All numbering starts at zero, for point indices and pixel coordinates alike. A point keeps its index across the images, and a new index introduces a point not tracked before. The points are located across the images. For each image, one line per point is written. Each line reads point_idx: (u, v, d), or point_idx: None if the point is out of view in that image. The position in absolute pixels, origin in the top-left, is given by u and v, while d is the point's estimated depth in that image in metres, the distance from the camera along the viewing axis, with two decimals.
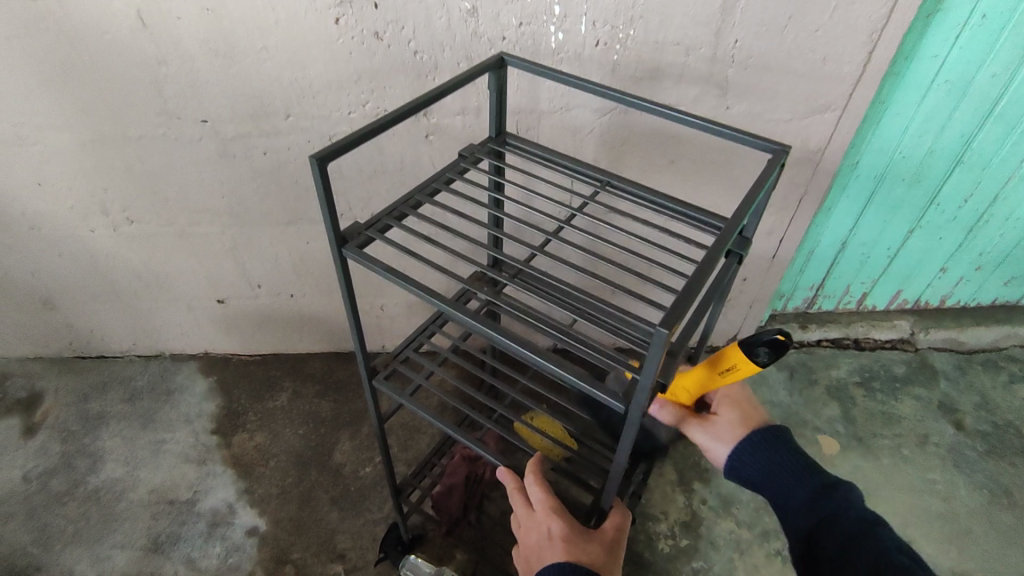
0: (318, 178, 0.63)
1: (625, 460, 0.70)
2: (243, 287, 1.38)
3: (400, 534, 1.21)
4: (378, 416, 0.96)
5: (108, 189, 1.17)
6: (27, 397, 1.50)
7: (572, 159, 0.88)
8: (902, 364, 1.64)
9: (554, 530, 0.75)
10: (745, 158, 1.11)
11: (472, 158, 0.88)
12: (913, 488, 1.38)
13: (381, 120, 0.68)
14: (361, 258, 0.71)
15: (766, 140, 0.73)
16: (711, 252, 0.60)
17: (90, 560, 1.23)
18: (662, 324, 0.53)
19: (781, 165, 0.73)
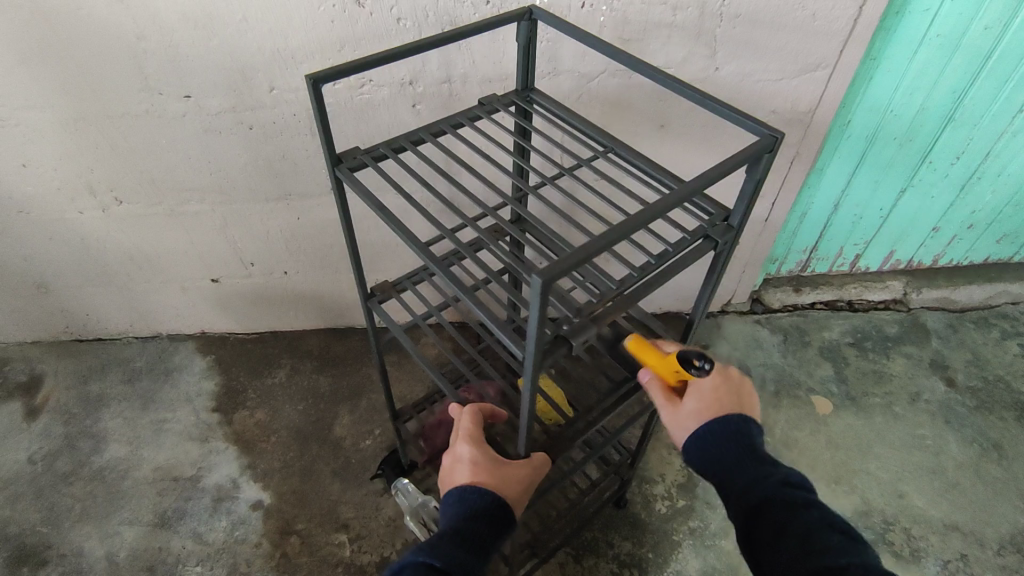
0: (313, 98, 0.68)
1: (529, 411, 0.71)
2: (236, 265, 1.38)
3: (399, 458, 1.31)
4: (378, 339, 1.01)
5: (94, 169, 1.16)
6: (27, 381, 1.50)
7: (579, 121, 0.85)
8: (894, 324, 1.66)
9: (466, 453, 0.79)
10: (731, 134, 1.14)
11: (490, 107, 0.88)
12: (905, 445, 1.41)
13: (382, 56, 0.71)
14: (347, 177, 0.75)
15: (758, 123, 0.67)
16: (638, 217, 0.58)
17: (99, 537, 1.26)
18: (539, 272, 0.52)
19: (767, 153, 0.67)
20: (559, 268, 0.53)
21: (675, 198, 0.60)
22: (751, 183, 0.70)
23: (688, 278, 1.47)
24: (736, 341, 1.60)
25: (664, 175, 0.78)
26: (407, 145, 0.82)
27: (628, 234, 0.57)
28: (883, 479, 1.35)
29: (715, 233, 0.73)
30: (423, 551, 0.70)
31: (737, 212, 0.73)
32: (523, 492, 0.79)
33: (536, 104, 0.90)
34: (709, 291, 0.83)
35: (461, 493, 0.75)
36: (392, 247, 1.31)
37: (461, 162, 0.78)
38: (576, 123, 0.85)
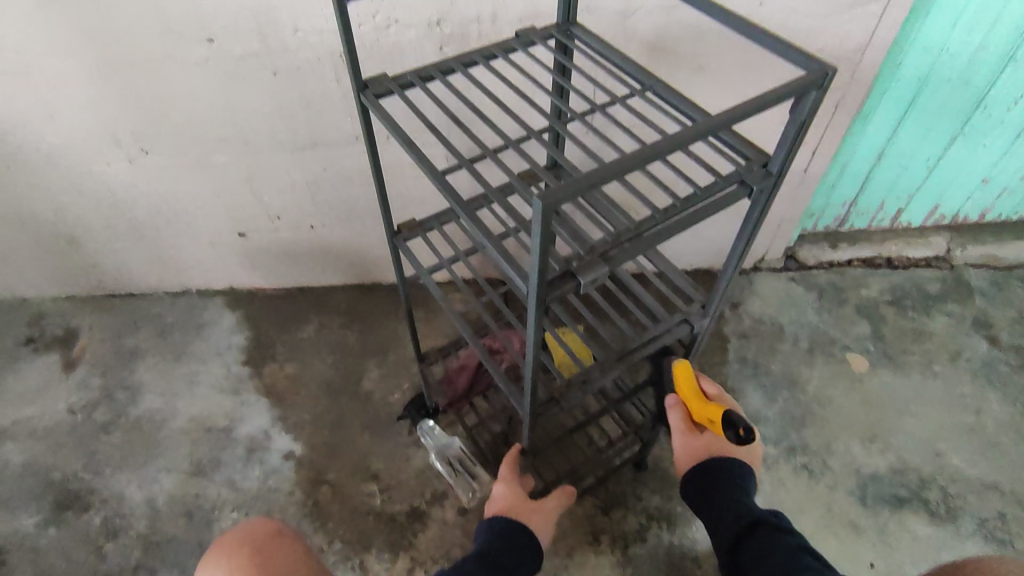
0: (339, 14, 0.68)
1: (534, 352, 0.70)
2: (263, 218, 1.38)
3: (424, 400, 1.31)
4: (405, 280, 1.00)
5: (120, 119, 1.15)
6: (64, 334, 1.54)
7: (621, 61, 0.80)
8: (935, 281, 1.60)
9: (500, 492, 0.96)
10: (772, 73, 1.08)
11: (527, 40, 0.84)
12: (944, 403, 1.37)
13: None
14: (373, 102, 0.74)
15: (808, 56, 0.60)
16: (652, 148, 0.54)
17: (138, 483, 1.29)
18: (539, 195, 0.50)
19: (815, 90, 0.60)
20: (560, 192, 0.50)
21: (698, 130, 0.55)
22: (794, 125, 0.62)
23: (721, 233, 1.42)
24: (769, 299, 1.56)
25: (705, 117, 0.71)
26: (438, 75, 0.79)
27: (640, 165, 0.54)
28: (920, 438, 1.32)
29: (752, 180, 0.66)
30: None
31: (776, 156, 0.65)
32: (544, 530, 0.94)
33: (579, 37, 0.85)
34: (746, 243, 0.76)
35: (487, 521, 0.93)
36: (418, 199, 1.29)
37: (492, 96, 0.75)
38: (617, 62, 0.80)
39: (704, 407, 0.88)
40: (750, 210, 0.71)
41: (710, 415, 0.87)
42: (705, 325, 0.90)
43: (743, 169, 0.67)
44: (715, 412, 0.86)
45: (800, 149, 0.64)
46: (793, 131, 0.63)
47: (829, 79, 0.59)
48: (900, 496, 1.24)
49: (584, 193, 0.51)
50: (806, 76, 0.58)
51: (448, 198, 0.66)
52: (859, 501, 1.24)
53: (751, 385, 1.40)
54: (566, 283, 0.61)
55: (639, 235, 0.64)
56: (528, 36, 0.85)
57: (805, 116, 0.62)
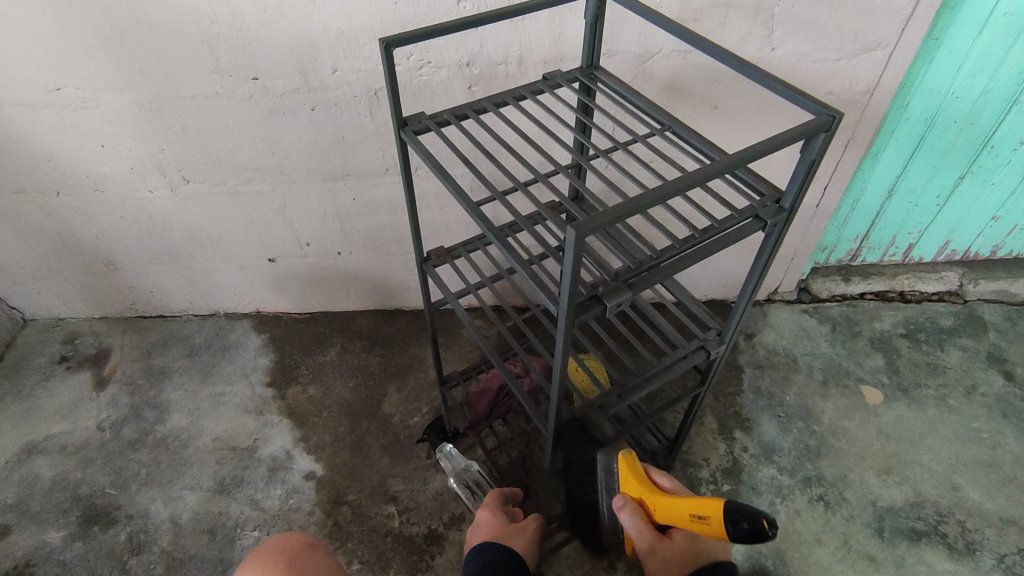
0: (385, 59, 0.74)
1: (560, 372, 0.73)
2: (292, 245, 1.44)
3: (444, 424, 1.34)
4: (431, 304, 1.04)
5: (165, 150, 1.22)
6: (95, 353, 1.59)
7: (642, 102, 0.85)
8: (949, 316, 1.61)
9: (480, 518, 1.02)
10: (782, 115, 1.13)
11: (554, 82, 0.90)
12: (960, 437, 1.37)
13: (452, 24, 0.77)
14: (411, 138, 0.80)
15: (816, 101, 0.64)
16: (674, 183, 0.58)
17: (163, 500, 1.32)
18: (573, 225, 0.54)
19: (824, 132, 0.64)
20: (593, 222, 0.54)
21: (717, 167, 0.60)
22: (806, 163, 0.67)
23: (735, 265, 1.46)
24: (782, 330, 1.58)
25: (721, 154, 0.76)
26: (471, 114, 0.85)
27: (664, 199, 0.58)
28: (937, 471, 1.32)
29: (766, 214, 0.70)
30: None
31: (789, 193, 0.69)
32: (524, 549, 0.96)
33: (602, 79, 0.91)
34: (760, 274, 0.80)
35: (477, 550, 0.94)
36: (443, 228, 1.35)
37: (521, 133, 0.80)
38: (638, 102, 0.85)
39: (682, 501, 0.81)
40: (764, 242, 0.75)
41: (695, 510, 0.79)
42: (720, 352, 0.93)
43: (758, 204, 0.71)
44: (709, 507, 0.76)
45: (810, 187, 0.69)
46: (804, 169, 0.67)
47: (837, 122, 0.63)
48: (917, 530, 1.24)
49: (614, 223, 0.55)
50: (816, 119, 0.63)
51: (483, 227, 0.70)
52: (876, 533, 1.23)
53: (766, 415, 1.42)
54: (593, 306, 0.65)
55: (659, 264, 0.68)
56: (553, 78, 0.91)
57: (815, 155, 0.66)
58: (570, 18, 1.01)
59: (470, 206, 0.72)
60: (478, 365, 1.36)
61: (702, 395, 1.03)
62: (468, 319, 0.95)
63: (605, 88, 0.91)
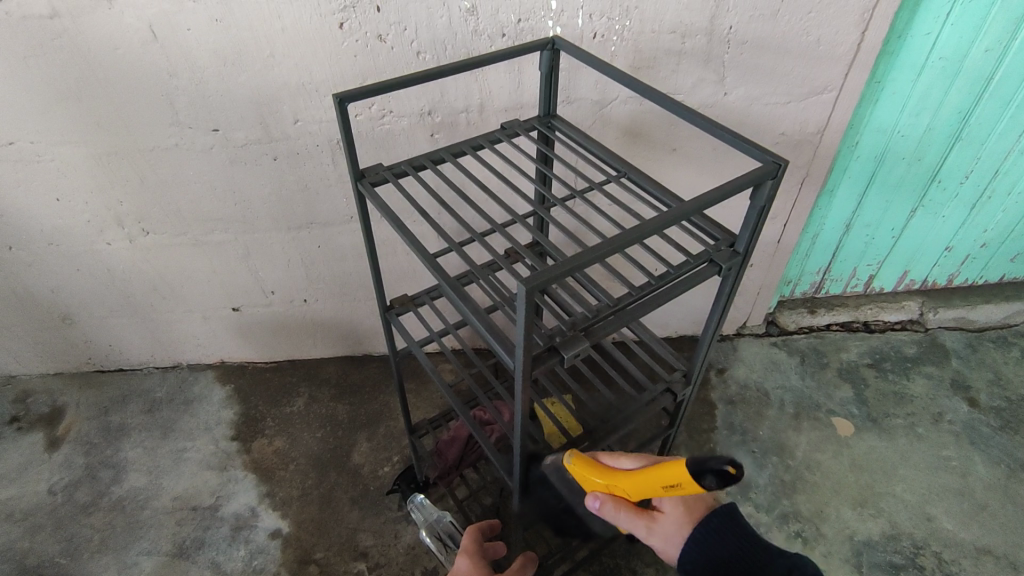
0: (339, 114, 0.75)
1: (522, 423, 0.72)
2: (257, 294, 1.41)
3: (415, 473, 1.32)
4: (396, 352, 1.02)
5: (123, 202, 1.20)
6: (49, 412, 1.52)
7: (597, 151, 0.86)
8: (912, 345, 1.65)
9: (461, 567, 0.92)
10: (738, 157, 1.16)
11: (510, 131, 0.91)
12: (931, 466, 1.38)
13: (406, 78, 0.78)
14: (369, 190, 0.80)
15: (762, 150, 0.66)
16: (627, 234, 0.59)
17: (118, 567, 1.25)
18: (523, 280, 0.54)
19: (771, 180, 0.65)
20: (543, 276, 0.54)
21: (669, 217, 0.60)
22: (756, 209, 0.68)
23: (701, 300, 1.48)
24: (753, 364, 1.60)
25: (676, 201, 0.77)
26: (429, 164, 0.85)
27: (616, 250, 0.58)
28: (910, 502, 1.32)
29: (721, 258, 0.71)
30: None
31: (741, 237, 0.71)
32: None
33: (560, 128, 0.92)
34: (720, 315, 0.81)
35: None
36: (409, 274, 1.34)
37: (479, 183, 0.81)
38: (593, 151, 0.87)
39: (649, 476, 0.66)
40: (721, 285, 0.76)
41: (662, 481, 0.65)
42: (686, 394, 0.93)
43: (712, 248, 0.72)
44: (674, 472, 0.63)
45: (762, 232, 0.70)
46: (755, 214, 0.68)
47: (782, 170, 0.65)
48: (895, 563, 1.23)
49: (567, 275, 0.55)
50: (762, 167, 0.65)
51: (439, 278, 0.70)
52: (855, 568, 1.22)
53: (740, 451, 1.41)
54: (551, 357, 0.65)
55: (618, 311, 0.68)
56: (511, 127, 0.93)
57: (764, 201, 0.67)
58: (528, 68, 1.03)
59: (427, 258, 0.71)
60: (447, 412, 1.33)
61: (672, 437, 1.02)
62: (432, 367, 0.93)
63: (562, 138, 0.93)
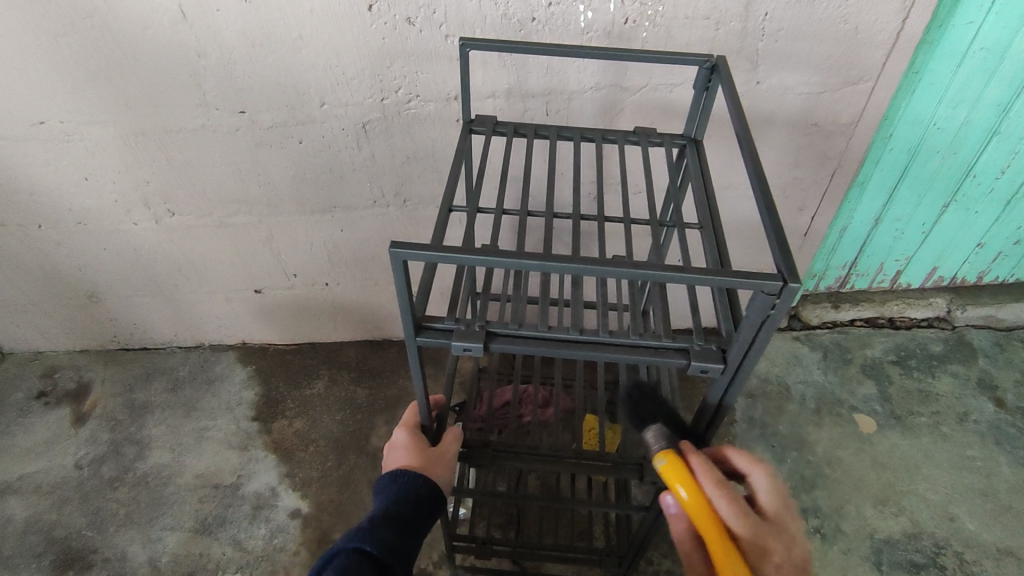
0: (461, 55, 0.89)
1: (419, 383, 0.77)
2: (279, 276, 1.42)
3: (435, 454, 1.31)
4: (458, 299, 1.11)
5: (149, 181, 1.20)
6: (75, 388, 1.55)
7: (704, 184, 0.83)
8: (937, 343, 1.62)
9: (399, 439, 0.83)
10: None
11: (648, 137, 0.93)
12: (954, 465, 1.36)
13: (528, 45, 0.88)
14: (468, 132, 0.92)
15: (786, 262, 0.57)
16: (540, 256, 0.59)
17: (142, 541, 1.28)
18: (392, 241, 0.58)
19: (774, 296, 0.57)
20: (408, 247, 0.58)
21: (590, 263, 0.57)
22: (753, 322, 0.61)
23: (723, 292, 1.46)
24: (774, 358, 1.58)
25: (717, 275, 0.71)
26: (533, 135, 0.93)
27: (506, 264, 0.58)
28: (933, 501, 1.31)
29: (697, 351, 0.66)
30: (355, 536, 0.72)
31: (734, 348, 0.64)
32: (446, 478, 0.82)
33: (688, 155, 0.92)
34: (709, 414, 0.74)
35: (396, 476, 0.78)
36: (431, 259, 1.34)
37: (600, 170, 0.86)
38: (699, 182, 0.84)
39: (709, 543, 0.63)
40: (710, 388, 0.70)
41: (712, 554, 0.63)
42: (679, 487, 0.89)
43: (698, 341, 0.67)
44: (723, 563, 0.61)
45: (761, 349, 0.63)
46: (754, 324, 0.61)
47: (793, 292, 0.56)
48: (916, 562, 1.23)
49: (439, 259, 0.58)
50: (767, 274, 0.57)
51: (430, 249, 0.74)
52: (875, 566, 1.22)
53: (759, 445, 1.40)
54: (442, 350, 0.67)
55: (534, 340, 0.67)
56: (643, 142, 0.92)
57: (775, 314, 0.59)
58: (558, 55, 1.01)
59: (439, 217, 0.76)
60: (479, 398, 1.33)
61: (650, 522, 0.96)
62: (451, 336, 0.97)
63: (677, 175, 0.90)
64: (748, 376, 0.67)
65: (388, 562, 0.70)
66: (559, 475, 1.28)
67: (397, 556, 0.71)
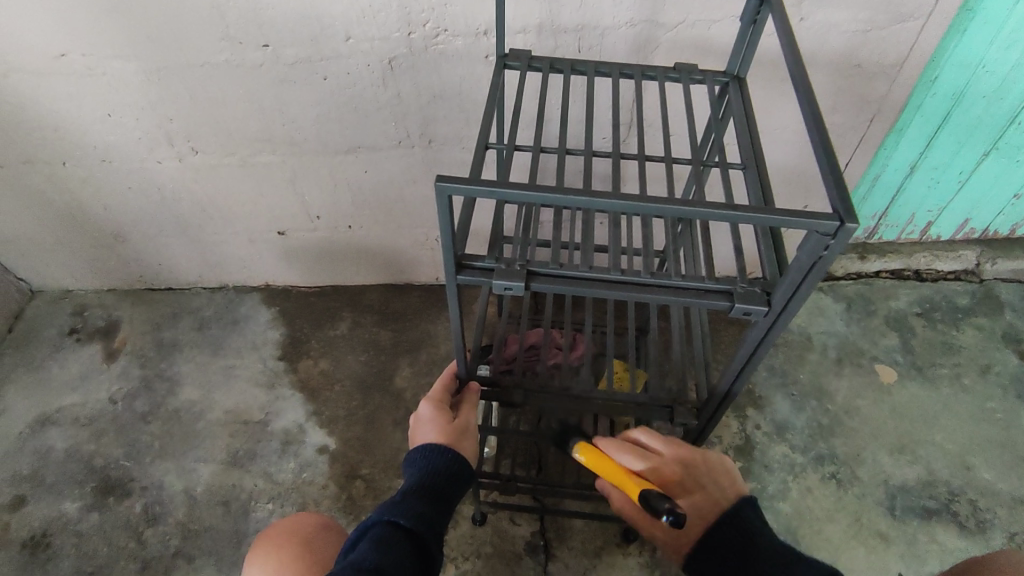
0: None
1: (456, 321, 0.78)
2: (303, 217, 1.41)
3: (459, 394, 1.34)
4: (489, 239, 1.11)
5: (172, 119, 1.19)
6: (105, 326, 1.58)
7: (749, 123, 0.80)
8: (964, 295, 1.59)
9: (424, 413, 0.86)
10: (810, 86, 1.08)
11: (688, 74, 0.89)
12: (973, 416, 1.37)
13: None
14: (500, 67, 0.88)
15: (843, 202, 0.56)
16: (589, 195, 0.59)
17: (177, 472, 1.33)
18: (437, 174, 0.57)
19: (829, 235, 0.56)
20: (454, 180, 0.57)
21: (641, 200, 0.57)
22: (804, 266, 0.60)
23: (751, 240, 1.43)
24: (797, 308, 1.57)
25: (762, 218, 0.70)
26: (569, 70, 0.90)
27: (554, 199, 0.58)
28: (949, 450, 1.32)
29: (741, 294, 0.65)
30: (386, 510, 0.73)
31: (781, 293, 0.64)
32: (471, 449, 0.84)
33: (730, 94, 0.88)
34: (745, 360, 0.74)
35: (424, 450, 0.81)
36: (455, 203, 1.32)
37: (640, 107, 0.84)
38: (741, 124, 0.81)
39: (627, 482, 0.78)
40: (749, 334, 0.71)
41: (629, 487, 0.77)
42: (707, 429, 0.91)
43: (742, 285, 0.66)
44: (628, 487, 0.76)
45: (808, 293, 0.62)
46: (805, 266, 0.60)
47: (850, 232, 0.56)
48: (929, 508, 1.25)
49: (486, 195, 0.58)
50: (824, 214, 0.56)
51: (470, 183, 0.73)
52: (888, 511, 1.25)
53: (778, 392, 1.41)
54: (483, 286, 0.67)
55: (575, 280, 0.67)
56: (683, 80, 0.89)
57: (828, 256, 0.59)
58: None
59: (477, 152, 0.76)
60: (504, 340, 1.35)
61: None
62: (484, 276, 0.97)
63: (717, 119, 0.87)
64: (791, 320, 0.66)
65: (419, 532, 0.72)
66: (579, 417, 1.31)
67: (428, 525, 0.73)
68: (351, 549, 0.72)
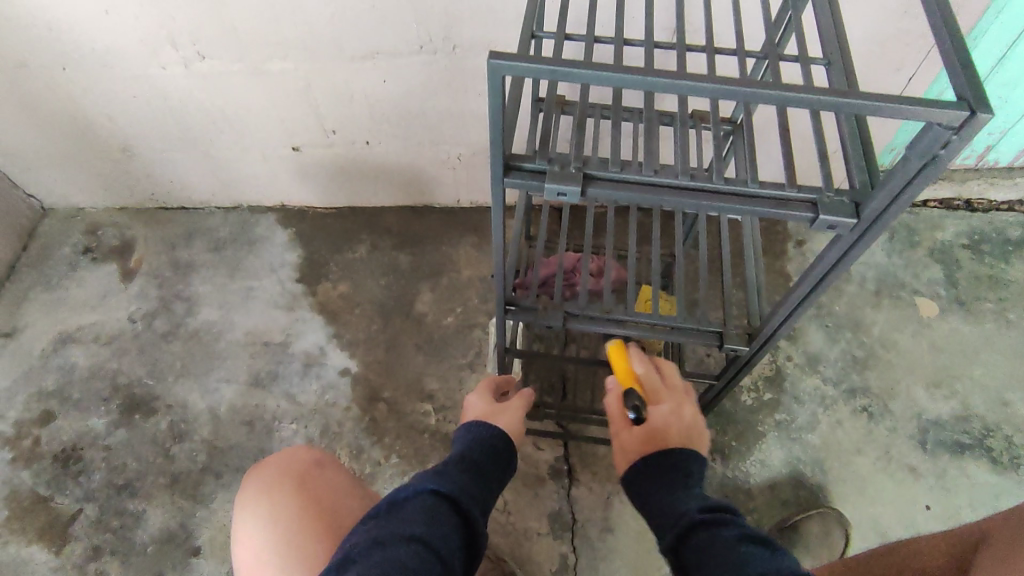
0: None
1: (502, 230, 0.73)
2: (318, 132, 1.33)
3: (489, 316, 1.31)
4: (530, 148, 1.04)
5: (176, 19, 1.08)
6: (119, 245, 1.55)
7: (832, 14, 0.71)
8: (1016, 227, 1.50)
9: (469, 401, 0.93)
10: None
11: None
12: (1016, 353, 1.32)
13: None
14: None
15: (967, 90, 0.49)
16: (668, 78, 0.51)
17: (201, 391, 1.33)
18: (491, 51, 0.51)
19: (948, 125, 0.49)
20: (513, 57, 0.50)
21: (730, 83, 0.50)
22: (910, 168, 0.54)
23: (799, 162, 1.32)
24: None
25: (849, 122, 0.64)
26: None
27: (628, 82, 0.51)
28: (987, 386, 1.28)
29: (826, 203, 0.60)
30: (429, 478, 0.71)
31: (875, 200, 0.58)
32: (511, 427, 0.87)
33: None
34: (817, 279, 0.69)
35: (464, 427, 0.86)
36: None
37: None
38: (824, 14, 0.70)
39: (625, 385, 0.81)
40: (827, 249, 0.65)
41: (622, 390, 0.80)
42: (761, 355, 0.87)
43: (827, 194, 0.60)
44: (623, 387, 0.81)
45: (907, 201, 0.57)
46: (912, 168, 0.54)
47: (978, 124, 0.49)
48: (962, 443, 1.23)
49: (549, 74, 0.51)
50: (949, 104, 0.49)
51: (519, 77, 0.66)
52: (919, 445, 1.23)
53: (812, 324, 1.35)
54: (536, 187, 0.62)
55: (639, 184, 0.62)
56: None
57: (942, 156, 0.52)
58: None
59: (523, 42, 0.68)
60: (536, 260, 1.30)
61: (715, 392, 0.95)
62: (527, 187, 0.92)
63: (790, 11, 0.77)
64: (881, 232, 0.61)
65: (462, 496, 0.70)
66: (605, 342, 1.28)
67: (471, 490, 0.72)
68: (389, 513, 0.67)
